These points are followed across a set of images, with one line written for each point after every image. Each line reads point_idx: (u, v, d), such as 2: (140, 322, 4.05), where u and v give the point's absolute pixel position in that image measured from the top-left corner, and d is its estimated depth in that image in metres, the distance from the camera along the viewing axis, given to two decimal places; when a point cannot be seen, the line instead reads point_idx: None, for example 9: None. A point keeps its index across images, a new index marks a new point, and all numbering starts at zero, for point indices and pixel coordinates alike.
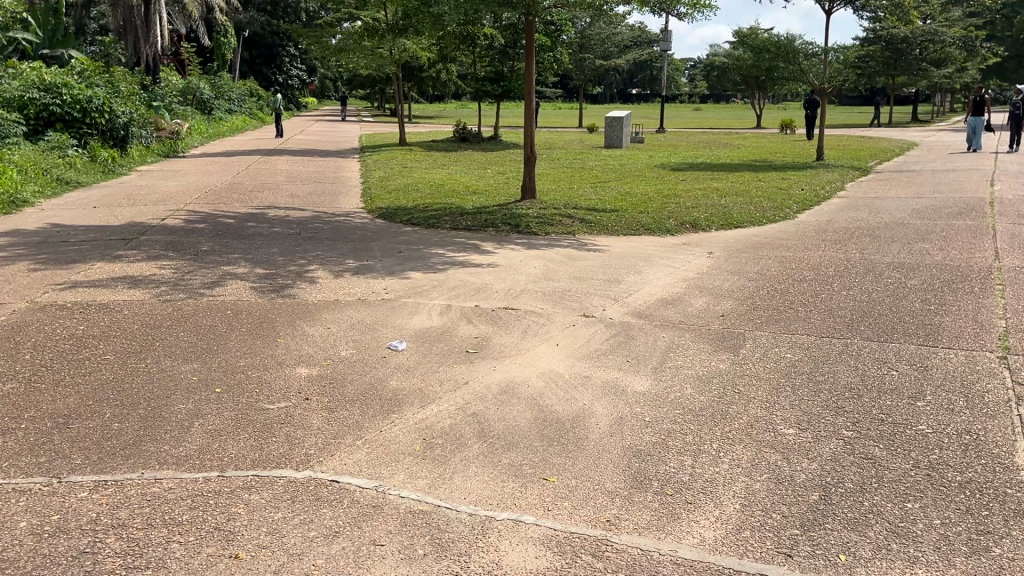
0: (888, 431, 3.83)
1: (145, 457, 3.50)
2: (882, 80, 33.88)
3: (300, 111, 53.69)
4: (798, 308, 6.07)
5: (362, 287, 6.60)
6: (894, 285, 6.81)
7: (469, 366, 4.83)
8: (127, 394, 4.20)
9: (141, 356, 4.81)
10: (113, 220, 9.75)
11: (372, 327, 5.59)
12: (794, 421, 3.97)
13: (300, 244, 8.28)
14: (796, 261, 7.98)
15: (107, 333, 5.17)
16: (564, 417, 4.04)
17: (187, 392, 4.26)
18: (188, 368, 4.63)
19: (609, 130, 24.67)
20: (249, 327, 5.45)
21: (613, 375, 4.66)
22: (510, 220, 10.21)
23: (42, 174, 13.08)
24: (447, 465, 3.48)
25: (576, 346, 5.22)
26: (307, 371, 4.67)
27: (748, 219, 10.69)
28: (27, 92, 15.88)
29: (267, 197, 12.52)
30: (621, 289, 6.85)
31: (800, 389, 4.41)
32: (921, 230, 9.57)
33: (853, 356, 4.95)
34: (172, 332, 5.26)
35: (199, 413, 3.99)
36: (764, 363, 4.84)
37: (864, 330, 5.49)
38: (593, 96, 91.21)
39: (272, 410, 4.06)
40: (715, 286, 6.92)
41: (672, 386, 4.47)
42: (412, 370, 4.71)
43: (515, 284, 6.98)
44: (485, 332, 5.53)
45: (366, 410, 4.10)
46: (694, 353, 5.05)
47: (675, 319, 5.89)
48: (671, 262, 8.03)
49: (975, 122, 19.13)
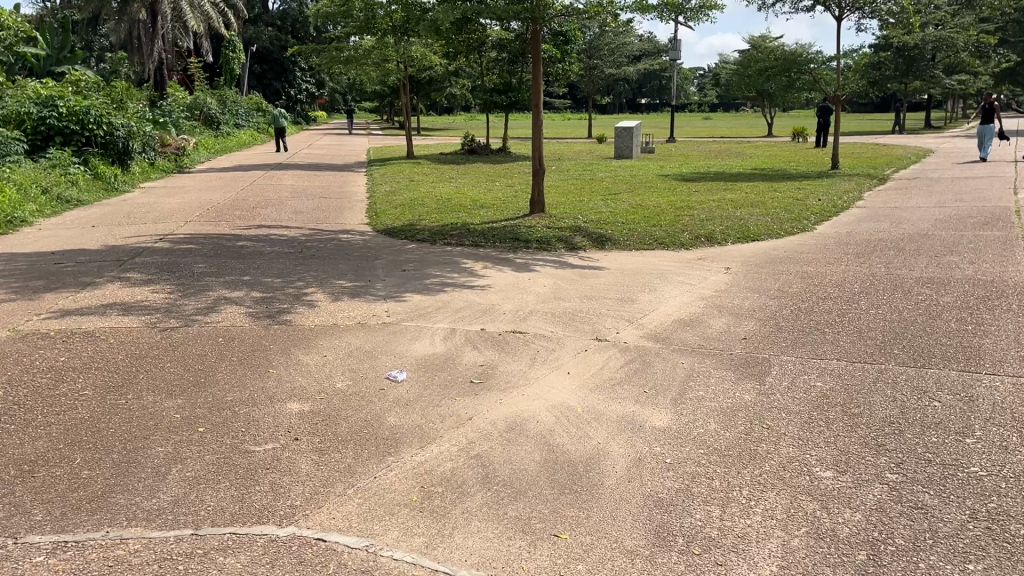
0: (937, 474, 3.45)
1: (114, 511, 3.16)
2: (894, 87, 33.47)
3: (310, 124, 53.66)
4: (824, 331, 5.69)
5: (362, 310, 6.28)
6: (925, 303, 6.42)
7: (474, 399, 4.47)
8: (102, 436, 3.87)
9: (122, 391, 4.48)
10: (110, 240, 9.51)
11: (371, 355, 5.25)
12: (830, 462, 3.60)
13: (299, 264, 7.98)
14: (818, 277, 7.60)
15: (88, 365, 4.85)
16: (577, 459, 3.67)
17: (168, 433, 3.93)
18: (171, 405, 4.28)
19: (619, 140, 24.36)
20: (240, 357, 5.12)
21: (629, 409, 4.29)
22: (517, 235, 9.88)
23: (43, 193, 12.91)
24: (447, 520, 3.12)
25: (589, 376, 4.85)
26: (299, 406, 4.32)
27: (764, 231, 10.31)
28: (26, 107, 15.74)
29: (270, 214, 12.25)
30: (635, 309, 6.49)
31: (834, 423, 4.03)
32: (947, 242, 9.18)
33: (890, 384, 4.56)
34: (157, 364, 4.93)
35: (178, 457, 3.65)
36: (792, 394, 4.46)
37: (899, 354, 5.11)
38: (602, 107, 91.20)
39: (257, 452, 3.72)
40: (735, 305, 6.55)
41: (694, 422, 4.09)
42: (412, 405, 4.36)
43: (523, 304, 6.64)
44: (492, 359, 5.18)
45: (360, 451, 3.75)
46: (717, 383, 4.67)
47: (694, 342, 5.52)
48: (686, 278, 7.67)
49: (985, 130, 18.45)
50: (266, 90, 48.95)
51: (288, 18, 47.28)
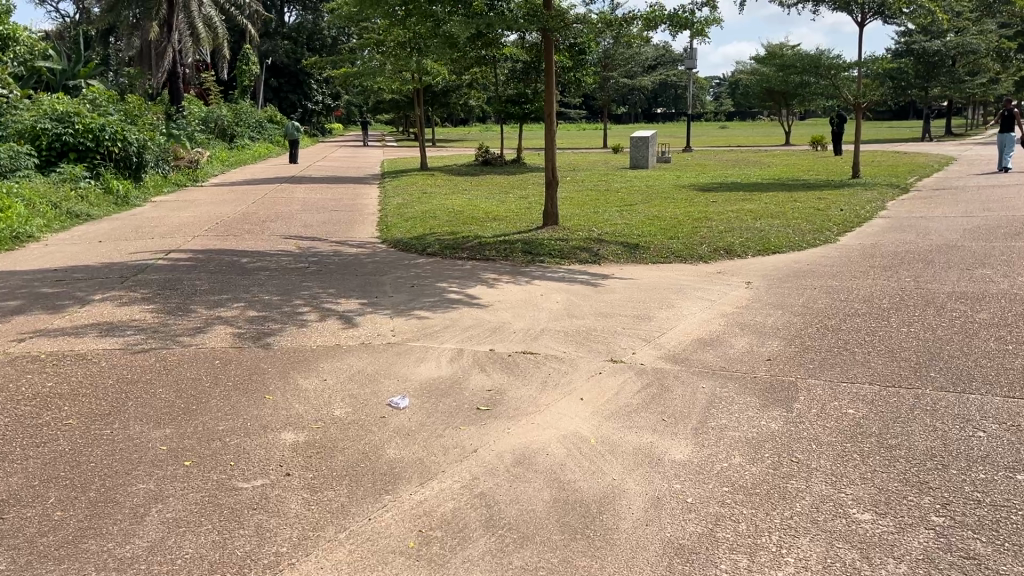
0: (988, 517, 3.13)
1: (82, 560, 2.90)
2: (914, 93, 33.03)
3: (325, 136, 53.74)
4: (855, 351, 5.36)
5: (367, 330, 6.01)
6: (960, 320, 6.05)
7: (479, 428, 4.18)
8: (80, 471, 3.61)
9: (108, 420, 4.22)
10: (116, 256, 9.33)
11: (373, 378, 4.98)
12: (869, 503, 3.27)
13: (304, 280, 7.75)
14: (844, 291, 7.25)
15: (76, 392, 4.59)
16: (589, 498, 3.38)
17: (152, 467, 3.67)
18: (158, 435, 4.03)
19: (634, 150, 24.06)
20: (236, 381, 4.87)
21: (647, 440, 3.99)
22: (530, 249, 9.62)
23: (53, 208, 12.79)
24: (445, 571, 2.84)
25: (603, 402, 4.54)
26: (294, 437, 4.05)
27: (786, 243, 9.96)
28: (40, 122, 15.67)
29: (280, 228, 12.06)
30: (651, 328, 6.18)
31: (870, 457, 3.70)
32: (978, 253, 8.80)
33: (928, 412, 4.22)
34: (149, 390, 4.68)
35: (159, 496, 3.39)
36: (823, 422, 4.13)
37: (936, 377, 4.77)
38: (618, 117, 91.37)
39: (245, 489, 3.46)
40: (758, 324, 6.22)
41: (717, 455, 3.78)
42: (413, 435, 4.08)
43: (535, 322, 6.37)
44: (500, 383, 4.89)
45: (355, 489, 3.48)
46: (740, 411, 4.35)
47: (715, 364, 5.22)
48: (706, 294, 7.35)
49: (1006, 138, 17.48)
50: (282, 103, 49.16)
51: (305, 31, 47.44)
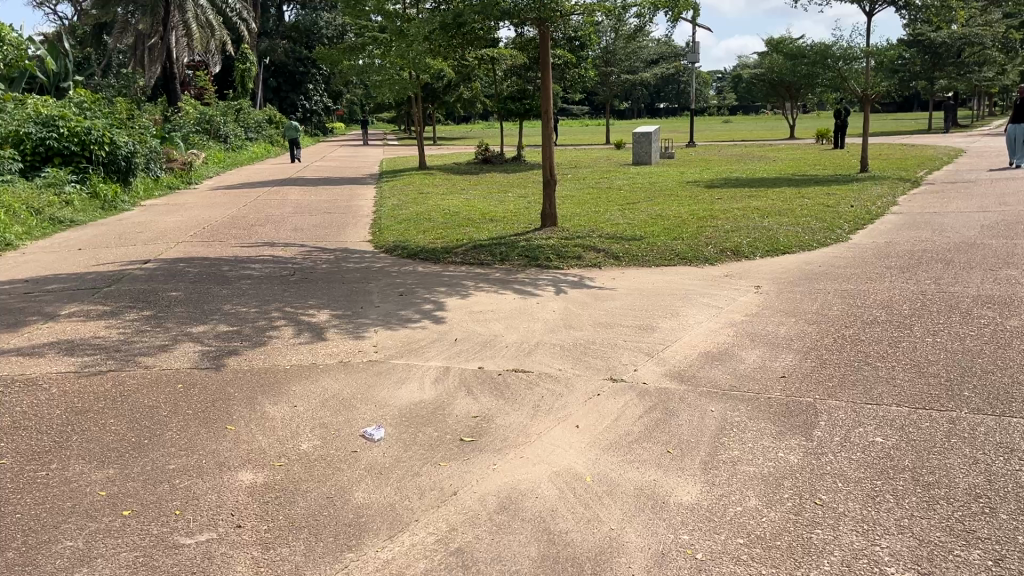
0: None
1: None
2: (921, 85, 32.48)
3: (325, 137, 53.12)
4: (878, 367, 4.87)
5: (347, 346, 5.56)
6: (989, 329, 5.57)
7: (463, 464, 3.73)
8: (3, 525, 3.16)
9: (44, 460, 3.76)
10: (93, 264, 8.92)
11: (348, 404, 4.51)
12: (909, 560, 2.80)
13: (287, 289, 7.33)
14: (861, 296, 6.79)
15: (17, 426, 4.14)
16: (583, 554, 2.92)
17: (85, 520, 3.21)
18: (100, 477, 3.58)
19: (637, 146, 23.58)
20: (196, 409, 4.41)
21: (649, 478, 3.52)
22: (526, 251, 9.17)
23: (34, 214, 12.33)
24: None
25: (601, 430, 4.07)
26: (252, 478, 3.60)
27: (796, 243, 9.47)
28: (23, 126, 15.18)
29: (268, 231, 11.64)
30: (655, 340, 5.71)
31: (906, 498, 3.23)
32: (999, 252, 8.32)
33: (967, 441, 3.74)
34: (100, 421, 4.23)
35: (86, 557, 2.93)
36: (849, 454, 3.66)
37: (973, 397, 4.28)
38: (620, 114, 90.75)
39: (186, 547, 3.00)
40: (770, 333, 5.75)
41: (730, 497, 3.31)
42: (386, 474, 3.61)
43: (529, 334, 5.90)
44: (488, 408, 4.42)
45: (314, 545, 3.02)
46: (755, 440, 3.88)
47: (725, 382, 4.75)
48: (713, 300, 6.87)
49: (1017, 130, 16.49)
50: (281, 103, 48.61)
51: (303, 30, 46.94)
